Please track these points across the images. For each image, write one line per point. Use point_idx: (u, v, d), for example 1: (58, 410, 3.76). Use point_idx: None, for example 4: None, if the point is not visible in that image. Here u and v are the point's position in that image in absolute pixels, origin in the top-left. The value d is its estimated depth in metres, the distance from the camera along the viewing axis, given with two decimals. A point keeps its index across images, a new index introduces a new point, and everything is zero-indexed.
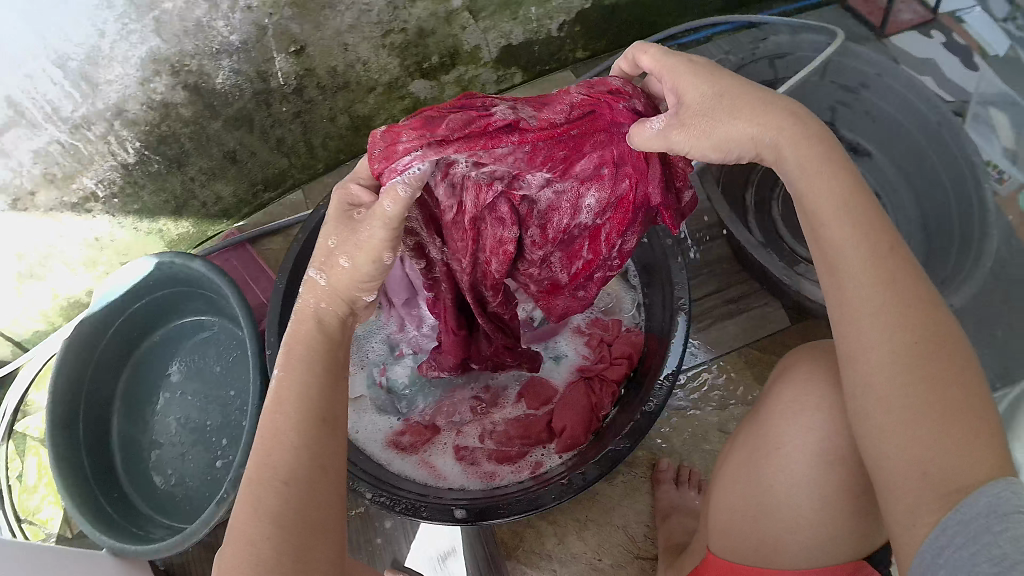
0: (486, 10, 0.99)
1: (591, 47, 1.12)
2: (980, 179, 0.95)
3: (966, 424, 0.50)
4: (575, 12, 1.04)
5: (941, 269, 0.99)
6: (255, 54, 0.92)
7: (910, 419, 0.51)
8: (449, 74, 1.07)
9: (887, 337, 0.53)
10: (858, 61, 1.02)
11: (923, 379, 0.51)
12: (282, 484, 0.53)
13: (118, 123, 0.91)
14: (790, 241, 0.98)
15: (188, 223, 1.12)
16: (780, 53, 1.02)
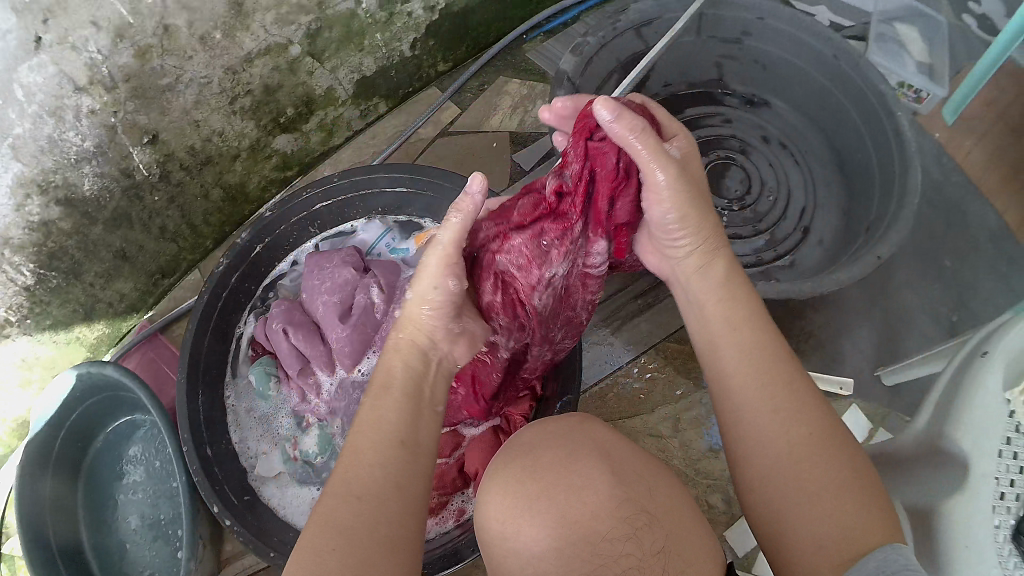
0: (328, 50, 0.95)
1: (449, 58, 1.07)
2: (892, 108, 0.85)
3: (854, 495, 0.47)
4: (422, 28, 1.01)
5: (867, 216, 0.87)
6: (112, 154, 0.85)
7: (802, 493, 0.48)
8: (310, 121, 1.04)
9: (772, 420, 0.51)
10: (735, 8, 0.91)
11: (806, 455, 0.49)
12: (358, 498, 0.49)
13: (6, 251, 0.83)
14: None
15: (101, 325, 1.05)
16: (644, 22, 0.91)
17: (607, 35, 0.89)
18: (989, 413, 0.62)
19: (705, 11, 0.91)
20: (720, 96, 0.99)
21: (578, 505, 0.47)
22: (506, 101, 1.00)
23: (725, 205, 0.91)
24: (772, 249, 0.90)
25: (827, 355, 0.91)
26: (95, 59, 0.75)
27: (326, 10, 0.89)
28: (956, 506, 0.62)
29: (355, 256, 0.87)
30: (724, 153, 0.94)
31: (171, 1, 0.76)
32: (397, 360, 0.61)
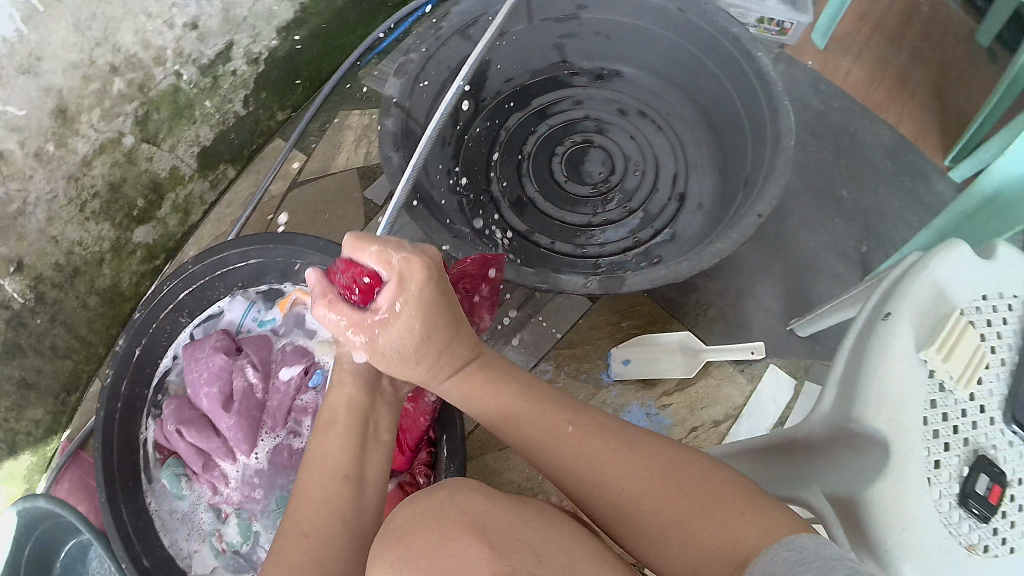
0: (162, 130, 0.91)
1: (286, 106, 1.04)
2: (749, 50, 0.79)
3: (699, 509, 0.49)
4: (251, 82, 0.98)
5: (742, 169, 0.83)
6: None
7: (660, 525, 0.50)
8: (164, 206, 0.99)
9: (589, 484, 0.54)
10: None
11: (638, 494, 0.51)
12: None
13: None
14: (559, 213, 0.84)
15: (29, 455, 0.97)
16: (469, 21, 0.84)
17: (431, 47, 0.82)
18: (917, 379, 0.63)
19: None
20: (568, 79, 0.92)
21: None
22: (349, 137, 0.95)
23: (590, 192, 0.85)
24: (649, 227, 0.84)
25: (734, 321, 0.88)
26: None
27: (149, 92, 0.86)
28: (885, 492, 0.60)
29: (224, 338, 0.87)
30: (580, 136, 0.87)
31: None
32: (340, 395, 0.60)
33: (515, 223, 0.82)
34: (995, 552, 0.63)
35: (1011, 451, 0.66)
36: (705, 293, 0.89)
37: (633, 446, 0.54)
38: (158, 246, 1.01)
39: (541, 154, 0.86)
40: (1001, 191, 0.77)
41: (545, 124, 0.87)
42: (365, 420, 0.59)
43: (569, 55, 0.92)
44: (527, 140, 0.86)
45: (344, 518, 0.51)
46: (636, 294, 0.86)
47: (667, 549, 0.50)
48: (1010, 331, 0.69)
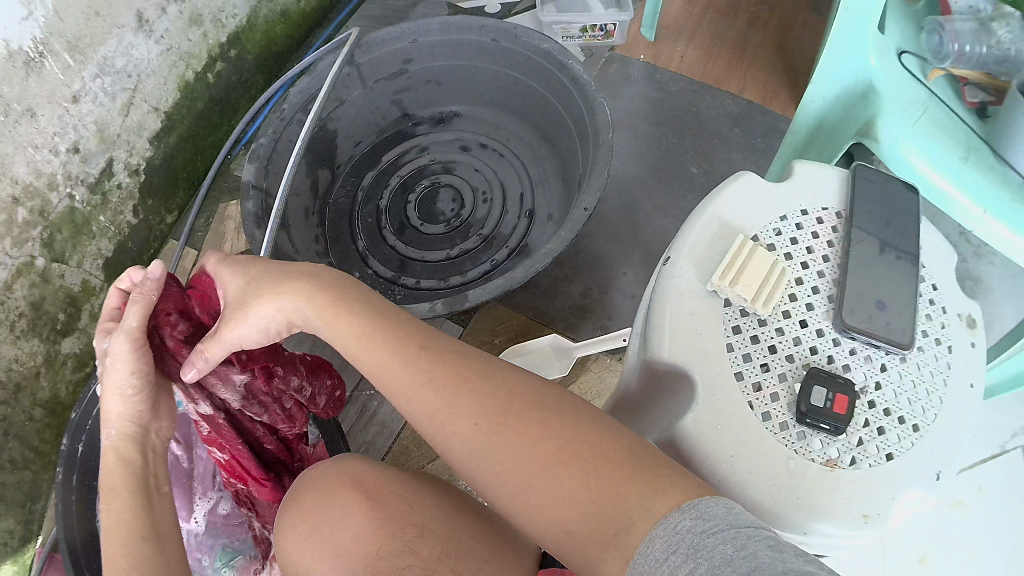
0: (67, 249, 1.00)
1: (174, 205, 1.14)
2: (561, 61, 0.87)
3: (585, 455, 0.48)
4: (137, 192, 1.08)
5: (577, 169, 0.92)
6: None
7: (543, 477, 0.49)
8: (83, 317, 1.07)
9: (464, 426, 0.53)
10: (382, 45, 0.91)
11: (521, 439, 0.51)
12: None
13: None
14: (420, 252, 0.93)
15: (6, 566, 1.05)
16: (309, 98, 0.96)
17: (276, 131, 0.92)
18: (711, 311, 0.64)
19: (355, 61, 0.91)
20: (412, 130, 1.03)
21: (344, 528, 0.57)
22: (231, 225, 1.06)
23: (444, 228, 0.94)
24: (504, 248, 0.92)
25: (602, 316, 0.95)
26: None
27: (49, 216, 0.95)
28: (699, 420, 0.60)
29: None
30: (428, 180, 0.97)
31: None
32: (112, 458, 0.63)
33: (380, 270, 0.92)
34: (871, 464, 0.60)
35: (860, 359, 0.63)
36: (568, 297, 0.96)
37: (515, 398, 0.53)
38: (87, 352, 1.10)
39: (396, 202, 0.96)
40: (821, 121, 0.83)
41: (396, 176, 0.98)
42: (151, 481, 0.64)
43: (412, 110, 1.02)
44: (381, 190, 0.97)
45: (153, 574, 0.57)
46: (505, 311, 0.95)
47: (547, 504, 0.48)
48: (820, 245, 0.67)
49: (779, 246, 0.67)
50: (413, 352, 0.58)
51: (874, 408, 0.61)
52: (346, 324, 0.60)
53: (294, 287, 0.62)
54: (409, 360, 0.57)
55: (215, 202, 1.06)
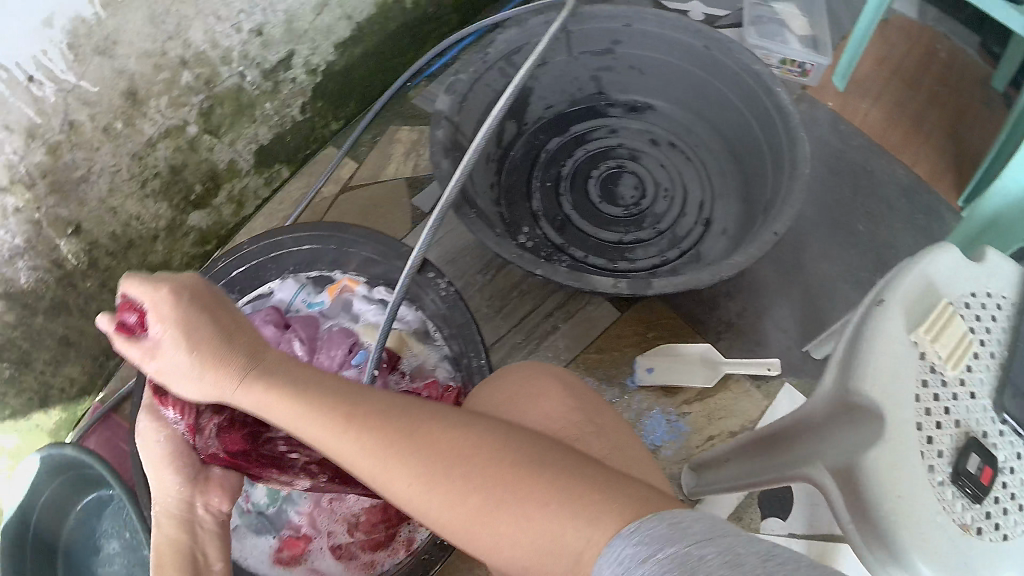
0: (223, 125, 0.97)
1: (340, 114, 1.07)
2: (770, 87, 0.90)
3: (526, 493, 0.47)
4: (310, 90, 1.05)
5: (763, 195, 0.94)
6: (41, 248, 0.85)
7: (488, 519, 0.48)
8: (219, 195, 1.05)
9: (408, 483, 0.50)
10: (602, 19, 0.95)
11: (466, 487, 0.49)
12: None
13: None
14: (594, 232, 0.94)
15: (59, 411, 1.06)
16: (513, 48, 0.95)
17: (478, 69, 0.93)
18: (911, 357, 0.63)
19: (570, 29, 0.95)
20: (603, 109, 1.05)
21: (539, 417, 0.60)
22: (399, 149, 1.03)
23: (622, 213, 0.96)
24: (676, 247, 0.96)
25: (748, 342, 0.97)
26: (11, 159, 0.76)
27: (214, 88, 0.93)
28: (879, 457, 0.59)
29: (275, 313, 0.91)
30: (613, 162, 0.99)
31: (69, 98, 0.77)
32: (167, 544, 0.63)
33: (551, 235, 0.93)
34: (992, 540, 0.61)
35: (1004, 441, 0.64)
36: (724, 312, 0.98)
37: (463, 446, 0.51)
38: (210, 231, 1.07)
39: (579, 172, 0.99)
40: (997, 217, 0.85)
41: (582, 150, 1.00)
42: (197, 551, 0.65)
43: (608, 87, 1.04)
44: (565, 155, 1.00)
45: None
46: (665, 307, 0.97)
47: (502, 544, 0.48)
48: (1000, 328, 0.68)
49: (968, 318, 0.67)
50: (334, 423, 0.53)
51: (1004, 490, 0.63)
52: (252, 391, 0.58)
53: (205, 334, 0.60)
54: (328, 430, 0.53)
55: (384, 125, 1.04)
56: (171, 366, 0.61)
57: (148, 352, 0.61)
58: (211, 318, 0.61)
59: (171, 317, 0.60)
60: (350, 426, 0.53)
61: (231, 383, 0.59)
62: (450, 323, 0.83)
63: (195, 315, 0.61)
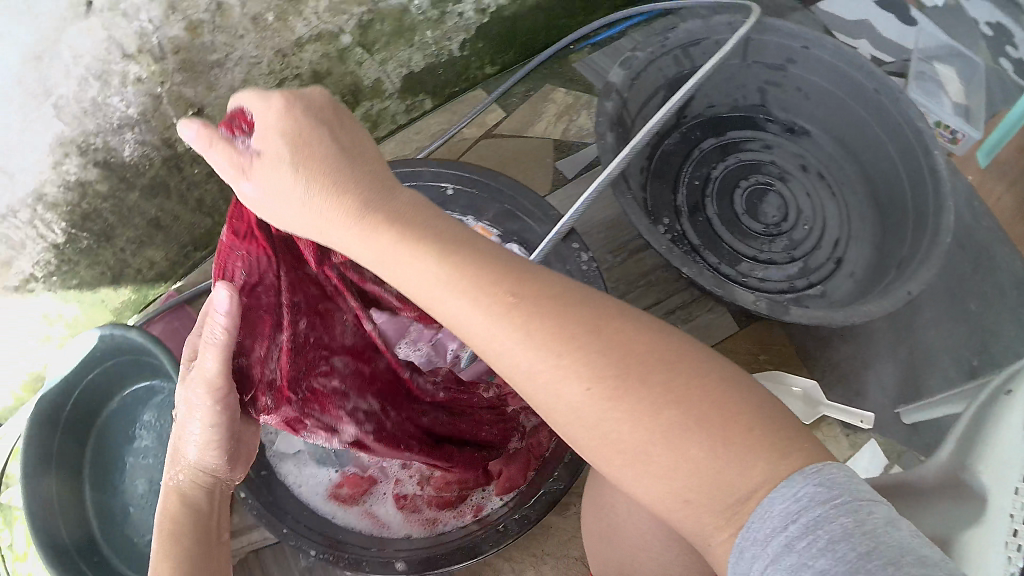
0: (379, 42, 0.95)
1: (498, 60, 1.07)
2: (927, 149, 0.94)
3: (710, 419, 0.49)
4: (474, 29, 1.01)
5: (900, 248, 0.96)
6: (155, 123, 0.86)
7: (663, 442, 0.49)
8: (357, 111, 1.01)
9: (583, 388, 0.50)
10: (781, 36, 1.02)
11: (646, 404, 0.49)
12: None
13: (41, 207, 0.84)
14: (729, 238, 1.02)
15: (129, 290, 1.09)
16: (692, 41, 1.01)
17: (654, 52, 0.98)
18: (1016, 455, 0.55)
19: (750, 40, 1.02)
20: (762, 122, 1.11)
21: None
22: (552, 108, 1.05)
23: (762, 229, 1.04)
24: (806, 278, 1.02)
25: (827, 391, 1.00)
26: (145, 28, 0.77)
27: (379, 2, 0.89)
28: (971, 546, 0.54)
29: None
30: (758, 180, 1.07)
31: None
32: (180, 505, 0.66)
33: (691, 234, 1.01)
34: None
35: None
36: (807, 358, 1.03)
37: (628, 347, 0.50)
38: None
39: (728, 182, 1.06)
40: None
41: (732, 159, 1.07)
42: (205, 520, 0.67)
43: (771, 106, 1.10)
44: (717, 163, 1.06)
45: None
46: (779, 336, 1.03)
47: (663, 472, 0.49)
48: None
49: None
50: (508, 311, 0.51)
51: None
52: (394, 250, 0.53)
53: (320, 163, 0.55)
54: (490, 312, 0.51)
55: (542, 81, 1.06)
56: (268, 178, 0.56)
57: (243, 168, 0.57)
58: (323, 139, 0.56)
59: (277, 132, 0.55)
60: (513, 300, 0.51)
61: (342, 216, 0.55)
62: None
63: (303, 130, 0.55)
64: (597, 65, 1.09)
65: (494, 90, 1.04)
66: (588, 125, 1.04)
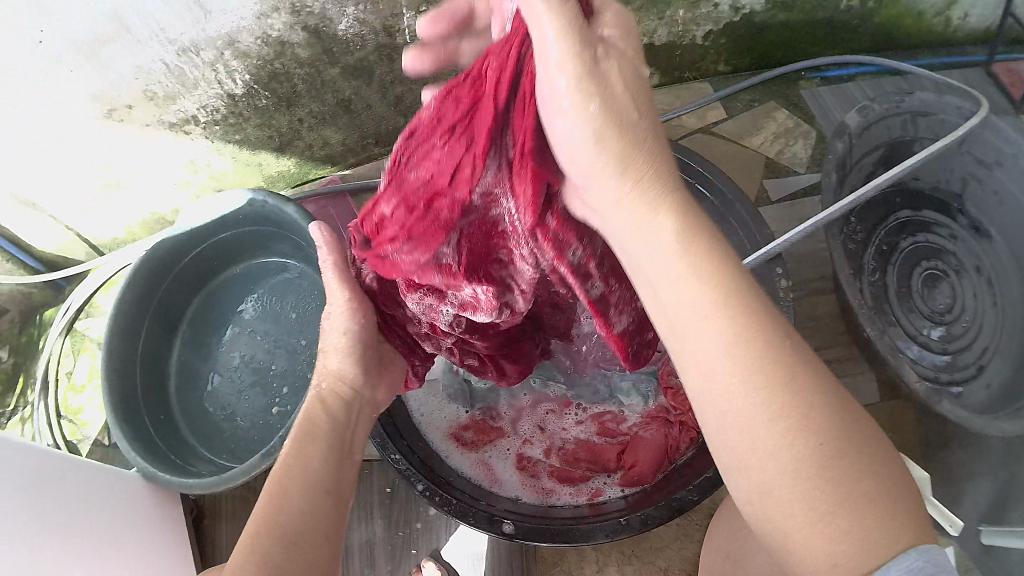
0: (635, 4, 0.97)
1: (733, 62, 1.13)
2: None
3: (889, 500, 0.43)
4: (723, 24, 1.04)
5: None
6: (382, 6, 0.88)
7: (829, 513, 0.42)
8: None
9: (791, 453, 0.44)
10: (999, 136, 0.98)
11: (847, 481, 0.43)
12: (292, 519, 0.52)
13: (229, 53, 0.91)
14: (893, 310, 1.12)
15: (289, 162, 1.15)
16: (924, 110, 1.03)
17: (887, 108, 1.06)
18: None
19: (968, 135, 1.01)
20: (952, 212, 1.08)
21: None
22: (772, 126, 1.14)
23: (926, 316, 1.10)
24: (941, 374, 1.06)
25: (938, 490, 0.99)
26: None
27: None
28: None
29: None
30: (923, 268, 1.10)
31: None
32: (321, 411, 0.66)
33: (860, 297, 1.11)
34: None
35: None
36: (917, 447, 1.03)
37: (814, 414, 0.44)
38: None
39: (909, 260, 1.12)
40: None
41: (909, 239, 1.12)
42: (344, 432, 0.65)
43: (968, 202, 1.06)
44: (907, 240, 1.12)
45: (282, 488, 0.55)
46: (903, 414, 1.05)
47: (841, 545, 0.42)
48: None
49: None
50: (756, 353, 0.45)
51: None
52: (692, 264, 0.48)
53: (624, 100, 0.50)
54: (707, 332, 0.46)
55: (768, 97, 1.16)
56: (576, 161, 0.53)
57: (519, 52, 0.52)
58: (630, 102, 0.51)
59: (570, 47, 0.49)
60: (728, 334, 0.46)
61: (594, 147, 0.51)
62: None
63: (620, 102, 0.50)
64: (827, 109, 1.17)
65: (721, 90, 1.14)
66: (801, 155, 1.13)
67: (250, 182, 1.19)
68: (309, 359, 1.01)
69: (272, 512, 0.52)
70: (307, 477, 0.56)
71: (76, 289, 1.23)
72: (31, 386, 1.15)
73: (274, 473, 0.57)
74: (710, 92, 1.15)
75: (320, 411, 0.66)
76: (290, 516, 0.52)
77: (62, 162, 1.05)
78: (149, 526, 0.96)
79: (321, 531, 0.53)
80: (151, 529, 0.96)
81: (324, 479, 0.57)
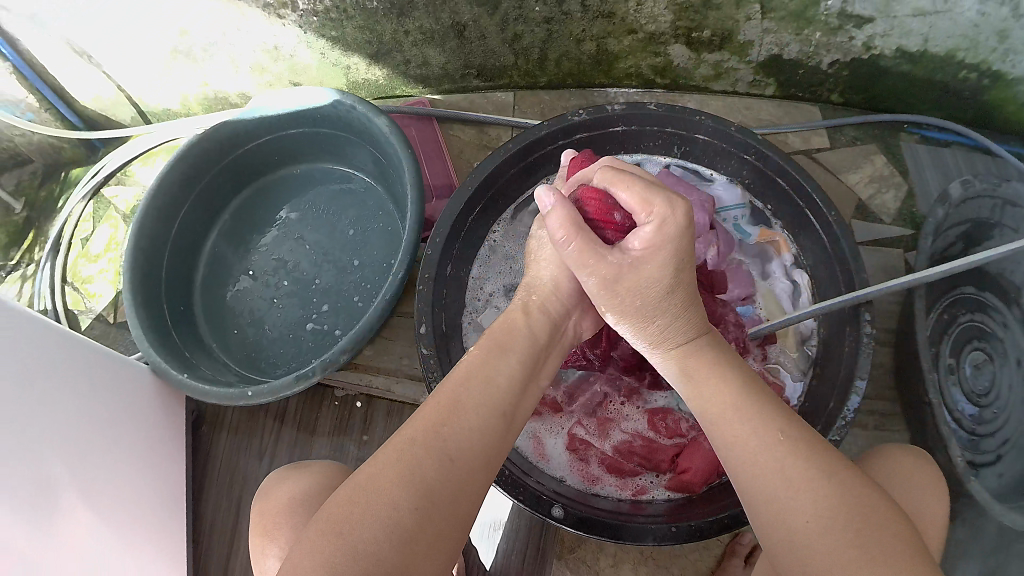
0: (780, 11, 0.92)
1: (848, 96, 1.09)
2: None
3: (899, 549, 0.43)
4: (852, 56, 0.99)
5: None
6: None
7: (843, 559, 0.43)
8: (712, 56, 1.01)
9: (808, 497, 0.47)
10: None
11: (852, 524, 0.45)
12: (447, 460, 0.47)
13: None
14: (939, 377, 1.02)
15: (380, 72, 1.08)
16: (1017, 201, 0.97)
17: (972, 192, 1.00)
18: None
19: None
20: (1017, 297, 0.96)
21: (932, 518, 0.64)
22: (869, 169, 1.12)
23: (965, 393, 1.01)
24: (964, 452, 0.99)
25: None
26: None
27: None
28: None
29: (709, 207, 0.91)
30: (972, 345, 1.00)
31: None
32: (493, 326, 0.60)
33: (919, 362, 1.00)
34: None
35: None
36: None
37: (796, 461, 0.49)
38: (672, 69, 1.03)
39: (962, 334, 1.01)
40: None
41: (967, 314, 1.01)
42: (538, 353, 0.59)
43: None
44: (964, 312, 1.01)
45: (453, 422, 0.49)
46: None
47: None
48: None
49: None
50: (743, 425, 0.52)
51: None
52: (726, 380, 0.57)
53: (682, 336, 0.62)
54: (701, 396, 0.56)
55: (872, 138, 1.11)
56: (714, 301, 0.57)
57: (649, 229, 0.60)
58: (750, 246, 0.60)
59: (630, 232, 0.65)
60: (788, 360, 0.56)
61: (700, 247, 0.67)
62: (829, 365, 0.82)
63: None
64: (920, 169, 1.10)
65: (829, 121, 1.11)
66: (890, 206, 1.10)
67: (329, 83, 1.12)
68: (360, 280, 0.95)
69: (442, 419, 0.49)
70: (474, 407, 0.51)
71: (114, 153, 1.14)
72: (39, 244, 1.06)
73: (455, 378, 0.53)
74: (817, 119, 1.12)
75: (520, 324, 0.60)
76: (446, 451, 0.48)
77: (132, 11, 0.95)
78: (146, 424, 0.89)
79: (468, 485, 0.48)
80: (147, 428, 0.89)
81: (502, 400, 0.53)
